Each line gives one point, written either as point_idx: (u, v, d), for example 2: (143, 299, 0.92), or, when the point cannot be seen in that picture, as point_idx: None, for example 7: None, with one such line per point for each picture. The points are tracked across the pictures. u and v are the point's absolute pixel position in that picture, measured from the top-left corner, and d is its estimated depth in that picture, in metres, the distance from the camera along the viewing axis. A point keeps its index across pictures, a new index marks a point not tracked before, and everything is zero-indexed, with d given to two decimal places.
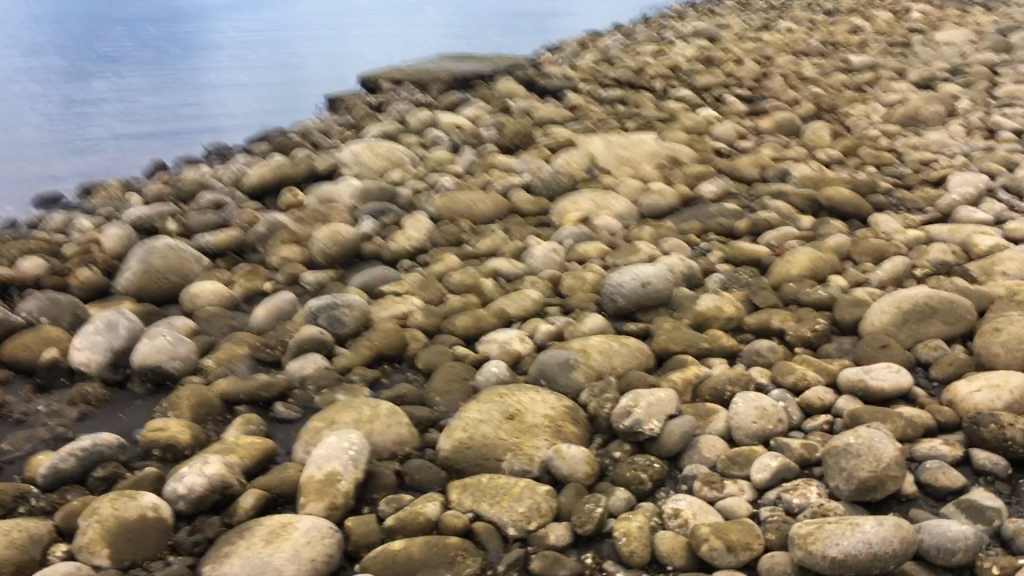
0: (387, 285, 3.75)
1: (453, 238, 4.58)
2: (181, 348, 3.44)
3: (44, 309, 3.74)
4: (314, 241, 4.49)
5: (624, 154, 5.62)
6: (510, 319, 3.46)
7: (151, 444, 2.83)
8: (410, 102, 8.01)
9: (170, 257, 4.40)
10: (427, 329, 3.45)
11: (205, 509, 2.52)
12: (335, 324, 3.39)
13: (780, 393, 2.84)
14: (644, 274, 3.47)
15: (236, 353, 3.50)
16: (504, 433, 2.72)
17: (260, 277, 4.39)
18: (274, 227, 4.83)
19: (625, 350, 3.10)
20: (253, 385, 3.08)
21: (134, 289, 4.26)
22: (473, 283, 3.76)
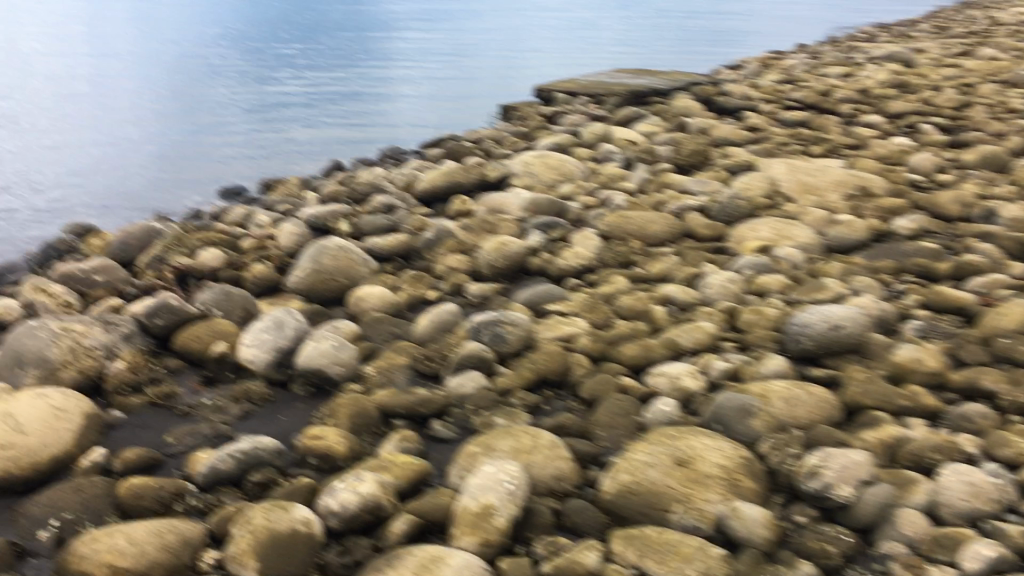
0: (552, 307, 3.74)
1: (622, 259, 4.42)
2: (344, 354, 3.54)
3: (220, 303, 3.97)
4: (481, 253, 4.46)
5: (808, 181, 5.29)
6: (681, 351, 3.29)
7: (308, 453, 2.86)
8: (584, 114, 8.31)
9: (340, 257, 4.49)
10: (590, 356, 3.35)
11: (356, 529, 2.49)
12: (498, 341, 3.42)
13: (996, 470, 2.54)
14: (832, 315, 3.25)
15: (395, 363, 3.50)
16: (671, 482, 2.52)
17: (424, 285, 4.38)
18: (441, 235, 4.84)
19: (812, 401, 2.86)
20: (413, 402, 3.10)
21: (304, 287, 4.35)
22: (643, 309, 3.65)
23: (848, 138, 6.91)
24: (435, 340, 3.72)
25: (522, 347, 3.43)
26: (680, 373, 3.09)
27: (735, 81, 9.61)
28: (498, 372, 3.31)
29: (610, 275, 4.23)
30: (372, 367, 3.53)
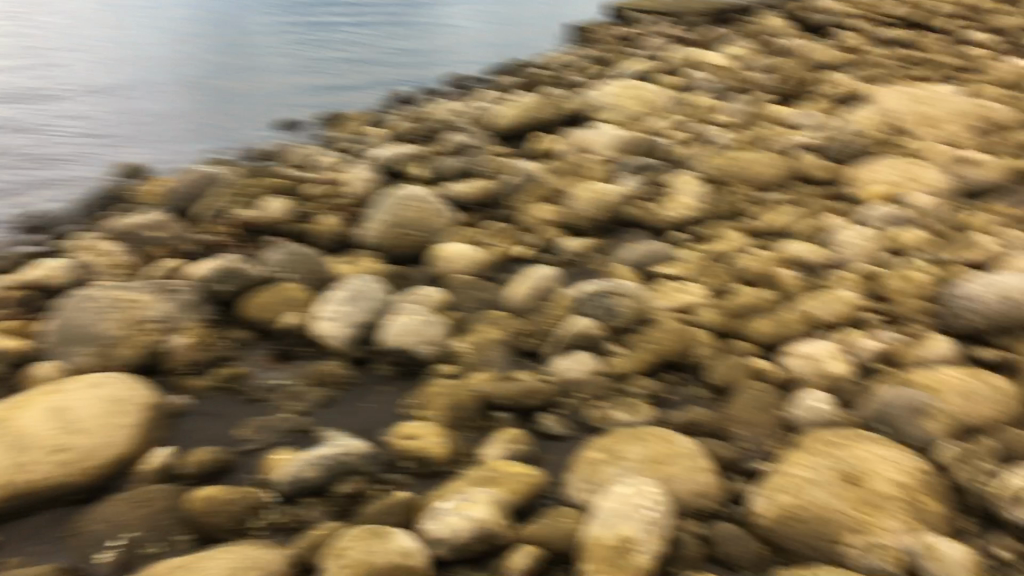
0: (662, 267, 3.19)
1: (731, 210, 3.70)
2: (433, 328, 2.87)
3: (288, 264, 3.25)
4: (573, 204, 3.72)
5: (927, 112, 4.66)
6: (818, 325, 2.76)
7: (402, 458, 2.36)
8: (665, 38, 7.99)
9: (417, 206, 3.66)
10: (714, 331, 2.78)
11: (465, 560, 1.98)
12: (610, 315, 2.80)
13: None
14: (1003, 285, 2.67)
15: (488, 337, 2.83)
16: (846, 505, 2.03)
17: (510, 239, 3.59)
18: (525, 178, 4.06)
19: (991, 394, 2.36)
20: (516, 392, 2.52)
21: (382, 233, 3.56)
22: (768, 272, 3.07)
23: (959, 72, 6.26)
24: (535, 310, 2.97)
25: (635, 320, 2.80)
26: (824, 355, 2.57)
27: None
28: (609, 351, 2.70)
29: (726, 232, 3.51)
30: (464, 342, 2.84)
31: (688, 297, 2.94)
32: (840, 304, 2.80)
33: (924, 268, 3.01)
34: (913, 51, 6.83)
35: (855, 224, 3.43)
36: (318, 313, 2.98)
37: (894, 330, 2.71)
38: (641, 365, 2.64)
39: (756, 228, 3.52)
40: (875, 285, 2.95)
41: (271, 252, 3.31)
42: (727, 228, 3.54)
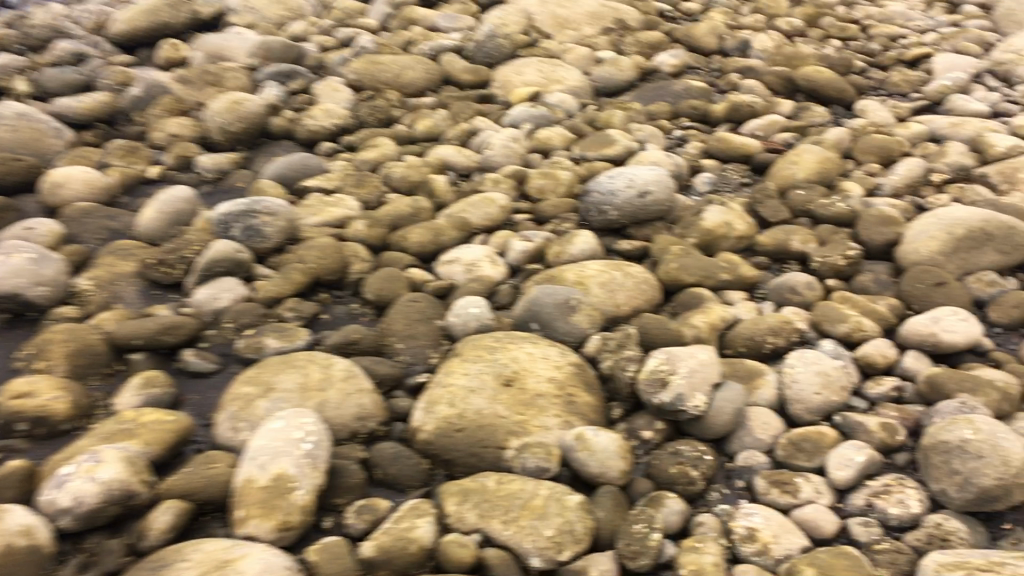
0: (312, 179, 3.01)
1: (383, 117, 3.55)
2: (48, 268, 2.35)
3: None
4: (209, 114, 3.36)
5: (561, 14, 4.80)
6: (471, 231, 2.74)
7: (13, 417, 2.00)
8: None
9: (22, 130, 3.09)
10: (369, 245, 2.67)
11: (100, 525, 1.76)
12: (253, 236, 2.57)
13: (835, 349, 2.35)
14: (637, 178, 2.78)
15: (117, 271, 2.50)
16: (503, 407, 2.07)
17: (141, 159, 3.20)
18: (153, 89, 3.62)
19: (630, 284, 2.47)
20: (151, 328, 2.23)
21: None
22: (420, 179, 2.99)
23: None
24: (168, 236, 2.67)
25: (285, 241, 2.62)
26: (478, 261, 2.57)
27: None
28: (258, 276, 2.51)
29: (376, 139, 3.38)
30: (88, 279, 2.45)
31: (338, 210, 2.79)
32: (489, 205, 2.80)
33: (564, 167, 3.09)
34: None
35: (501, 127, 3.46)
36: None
37: (541, 230, 2.77)
38: (292, 286, 2.45)
39: (406, 132, 3.42)
40: (520, 188, 2.98)
41: None
42: (379, 136, 3.38)
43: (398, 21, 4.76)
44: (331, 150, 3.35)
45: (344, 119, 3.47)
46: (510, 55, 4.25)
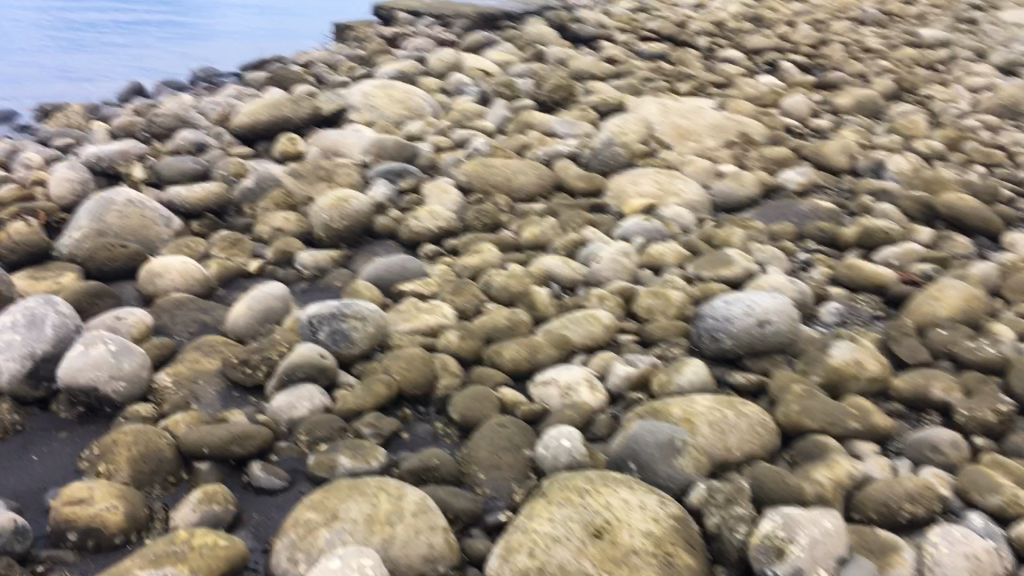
0: (406, 284, 2.90)
1: (489, 220, 3.45)
2: (126, 361, 2.33)
3: None
4: (315, 208, 3.36)
5: (684, 126, 4.73)
6: (571, 350, 2.55)
7: (65, 525, 1.95)
8: (432, 41, 7.97)
9: (128, 215, 3.16)
10: (461, 358, 2.52)
11: None
12: (340, 340, 2.50)
13: (987, 527, 2.05)
14: (757, 305, 2.61)
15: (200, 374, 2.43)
16: (591, 565, 1.85)
17: (242, 252, 3.18)
18: (264, 181, 3.61)
19: (743, 424, 2.23)
20: (220, 436, 2.15)
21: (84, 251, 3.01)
22: (522, 290, 2.83)
23: (714, 88, 6.44)
24: (257, 333, 2.62)
25: (371, 348, 2.53)
26: (576, 384, 2.38)
27: (585, 25, 8.58)
28: (341, 385, 2.40)
29: (478, 243, 3.26)
30: (166, 377, 2.40)
31: (431, 317, 2.67)
32: (592, 323, 2.62)
33: (676, 285, 2.89)
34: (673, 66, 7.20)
35: (612, 239, 3.31)
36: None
37: (647, 354, 2.56)
38: (374, 399, 2.33)
39: (511, 238, 3.29)
40: (627, 308, 2.81)
41: None
42: (479, 241, 3.28)
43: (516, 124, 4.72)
44: (432, 253, 3.24)
45: (449, 221, 3.37)
46: (628, 164, 4.17)
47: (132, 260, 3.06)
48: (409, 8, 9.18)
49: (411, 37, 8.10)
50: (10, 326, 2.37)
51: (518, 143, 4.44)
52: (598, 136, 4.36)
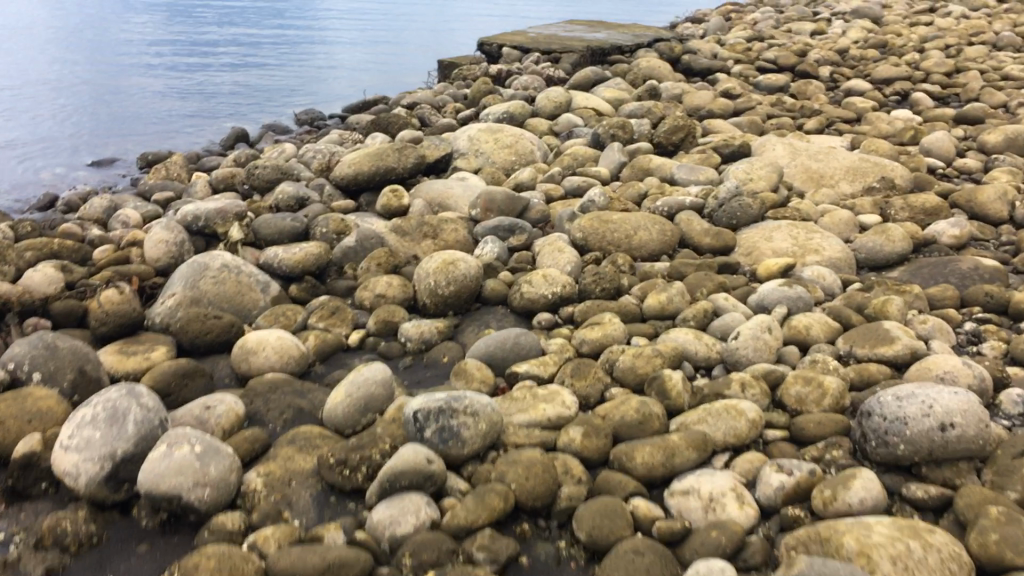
0: (523, 370, 3.49)
1: (612, 289, 4.07)
2: (212, 469, 2.91)
3: (44, 365, 3.49)
4: (425, 275, 4.12)
5: (815, 168, 5.26)
6: (715, 448, 3.02)
7: None
8: (539, 76, 7.84)
9: (224, 284, 4.24)
10: (584, 458, 2.99)
11: None
12: (449, 439, 2.97)
13: None
14: (942, 404, 2.85)
15: (294, 486, 3.02)
16: None
17: (340, 322, 4.05)
18: (366, 240, 4.62)
19: (934, 558, 2.38)
20: (316, 567, 2.51)
21: (177, 329, 3.91)
22: (652, 373, 3.37)
23: (843, 125, 6.25)
24: (359, 420, 3.30)
25: (485, 448, 3.03)
26: (722, 493, 2.74)
27: (698, 56, 8.37)
28: (447, 501, 2.83)
29: (602, 314, 3.83)
30: (257, 478, 3.03)
31: (551, 410, 3.21)
32: (736, 418, 3.05)
33: (832, 369, 3.36)
34: (798, 99, 7.04)
35: (752, 308, 3.86)
36: (59, 439, 3.06)
37: (799, 457, 2.98)
38: (487, 512, 2.73)
39: (635, 307, 3.92)
40: (769, 395, 3.26)
41: (28, 356, 3.51)
42: (614, 321, 3.74)
43: (635, 171, 5.38)
44: (544, 322, 3.93)
45: (563, 287, 4.04)
46: (759, 217, 4.70)
47: (224, 334, 3.93)
48: (515, 44, 9.19)
49: (519, 75, 7.96)
50: (91, 420, 3.04)
51: (638, 191, 5.05)
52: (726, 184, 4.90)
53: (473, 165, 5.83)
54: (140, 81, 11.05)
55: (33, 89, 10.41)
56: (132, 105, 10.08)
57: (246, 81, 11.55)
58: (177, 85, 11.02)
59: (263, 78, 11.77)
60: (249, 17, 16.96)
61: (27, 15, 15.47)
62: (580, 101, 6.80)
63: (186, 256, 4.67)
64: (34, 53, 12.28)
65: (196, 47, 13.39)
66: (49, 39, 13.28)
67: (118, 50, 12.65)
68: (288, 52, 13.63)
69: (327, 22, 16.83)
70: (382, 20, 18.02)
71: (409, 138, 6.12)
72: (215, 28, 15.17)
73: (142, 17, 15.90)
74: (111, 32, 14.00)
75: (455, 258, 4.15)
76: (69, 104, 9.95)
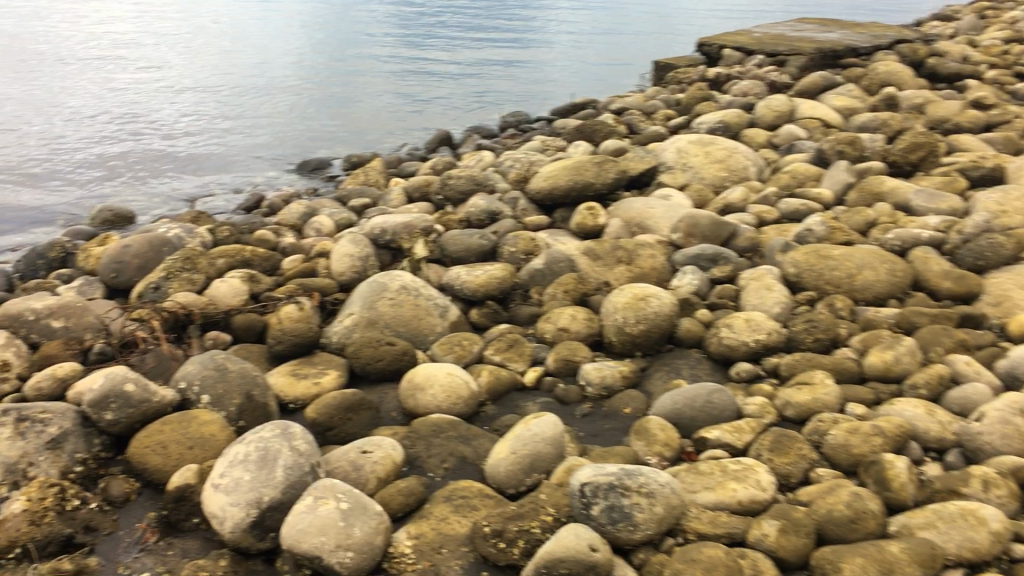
0: (716, 433, 3.35)
1: (826, 343, 3.85)
2: (357, 528, 2.91)
3: (213, 388, 3.79)
4: (612, 313, 4.17)
5: None
6: (945, 559, 2.69)
7: None
8: (760, 80, 7.40)
9: (404, 305, 4.51)
10: (779, 554, 2.74)
11: None
12: (617, 520, 2.82)
13: None
14: None
15: (443, 551, 2.96)
16: None
17: (519, 358, 4.11)
18: (555, 264, 4.77)
19: None
20: None
21: (352, 352, 4.18)
22: (868, 456, 3.12)
23: None
24: (520, 480, 3.24)
25: (657, 534, 2.83)
26: None
27: (947, 58, 7.60)
28: None
29: (812, 372, 3.64)
30: (408, 539, 3.01)
31: (742, 491, 3.00)
32: (975, 529, 2.71)
33: None
34: None
35: (1001, 378, 3.47)
36: (211, 477, 3.20)
37: None
38: None
39: (855, 365, 3.67)
40: (1020, 499, 2.89)
41: (199, 380, 3.82)
42: (829, 385, 3.52)
43: (863, 195, 5.00)
44: (745, 373, 3.80)
45: (767, 335, 3.90)
46: (1014, 258, 4.22)
47: (400, 360, 4.14)
48: (738, 44, 8.72)
49: (739, 79, 7.56)
50: (244, 460, 3.18)
51: (865, 219, 4.74)
52: (973, 218, 4.45)
53: (678, 181, 5.65)
54: (371, 97, 11.80)
55: (277, 104, 11.40)
56: (362, 119, 10.78)
57: (468, 95, 11.97)
58: (404, 100, 11.65)
59: (485, 94, 12.11)
60: (476, 33, 17.53)
61: (279, 39, 16.97)
62: (805, 109, 6.35)
63: (370, 270, 5.09)
64: (282, 72, 13.40)
65: (425, 63, 14.05)
66: (296, 61, 14.42)
67: (355, 70, 13.52)
68: (512, 69, 13.94)
69: (550, 37, 17.04)
70: (604, 32, 17.97)
71: (611, 149, 5.99)
72: (443, 44, 15.82)
73: (377, 37, 16.88)
74: (351, 53, 15.08)
75: (641, 292, 4.21)
76: (304, 118, 10.78)
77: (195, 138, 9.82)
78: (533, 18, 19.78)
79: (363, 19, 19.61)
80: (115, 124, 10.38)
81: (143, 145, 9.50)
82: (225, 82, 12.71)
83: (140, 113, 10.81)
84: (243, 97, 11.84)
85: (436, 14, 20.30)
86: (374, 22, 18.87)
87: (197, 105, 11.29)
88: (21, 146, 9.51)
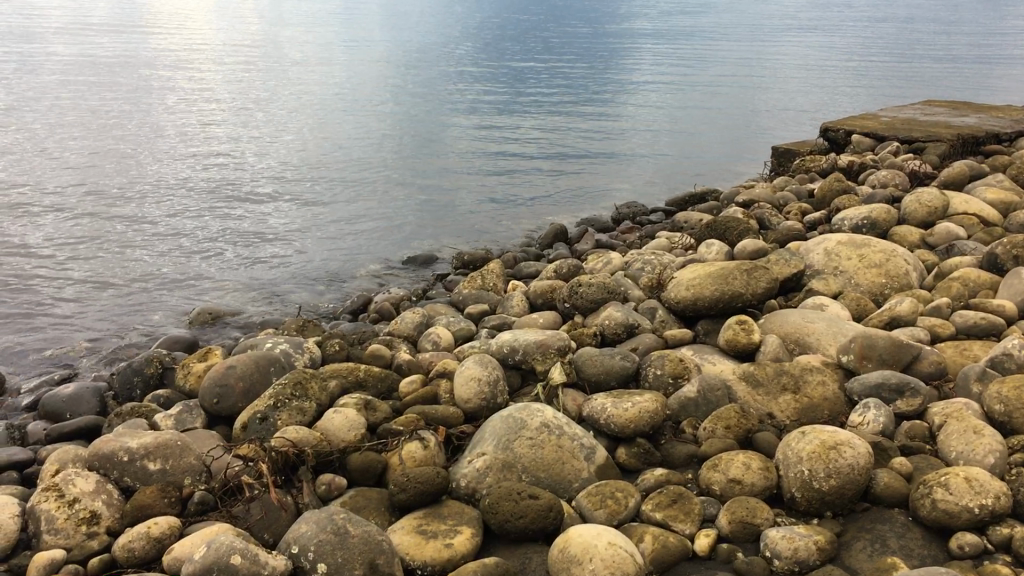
0: None
1: None
2: None
3: (327, 556, 3.80)
4: (789, 477, 4.20)
5: None
6: None
7: None
8: (899, 169, 7.79)
9: (546, 447, 4.59)
10: None
11: None
12: None
13: None
14: None
15: None
16: None
17: (690, 518, 4.08)
18: (709, 392, 5.04)
19: None
20: None
21: (489, 505, 4.17)
22: None
23: None
24: None
25: None
26: None
27: None
28: None
29: None
30: None
31: None
32: None
33: None
34: None
35: None
36: None
37: None
38: None
39: None
40: None
41: (315, 548, 3.82)
42: None
43: None
44: (969, 547, 3.73)
45: (993, 500, 3.82)
46: None
47: (547, 510, 4.06)
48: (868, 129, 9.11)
49: (874, 168, 7.96)
50: None
51: None
52: None
53: (833, 287, 6.10)
54: (468, 206, 12.34)
55: (378, 213, 11.97)
56: (467, 228, 11.29)
57: (563, 207, 12.50)
58: (501, 211, 12.16)
59: (573, 205, 12.61)
60: (562, 130, 18.20)
61: (365, 137, 17.66)
62: (958, 205, 6.87)
63: (494, 398, 5.27)
64: (375, 178, 14.01)
65: (516, 169, 14.63)
66: (384, 163, 15.07)
67: (445, 176, 14.12)
68: (597, 173, 14.52)
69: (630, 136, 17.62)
70: (690, 128, 18.56)
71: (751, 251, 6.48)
72: (533, 146, 16.42)
73: (461, 137, 17.54)
74: (438, 156, 15.69)
75: (828, 442, 4.21)
76: (410, 227, 11.27)
77: (304, 250, 10.18)
78: (614, 114, 20.42)
79: (442, 116, 20.24)
80: (221, 234, 10.74)
81: (254, 258, 9.86)
82: (318, 189, 13.18)
83: (247, 224, 11.21)
84: (343, 204, 12.36)
85: (512, 111, 20.86)
86: (452, 120, 19.47)
87: (301, 215, 11.74)
88: (125, 261, 9.76)
